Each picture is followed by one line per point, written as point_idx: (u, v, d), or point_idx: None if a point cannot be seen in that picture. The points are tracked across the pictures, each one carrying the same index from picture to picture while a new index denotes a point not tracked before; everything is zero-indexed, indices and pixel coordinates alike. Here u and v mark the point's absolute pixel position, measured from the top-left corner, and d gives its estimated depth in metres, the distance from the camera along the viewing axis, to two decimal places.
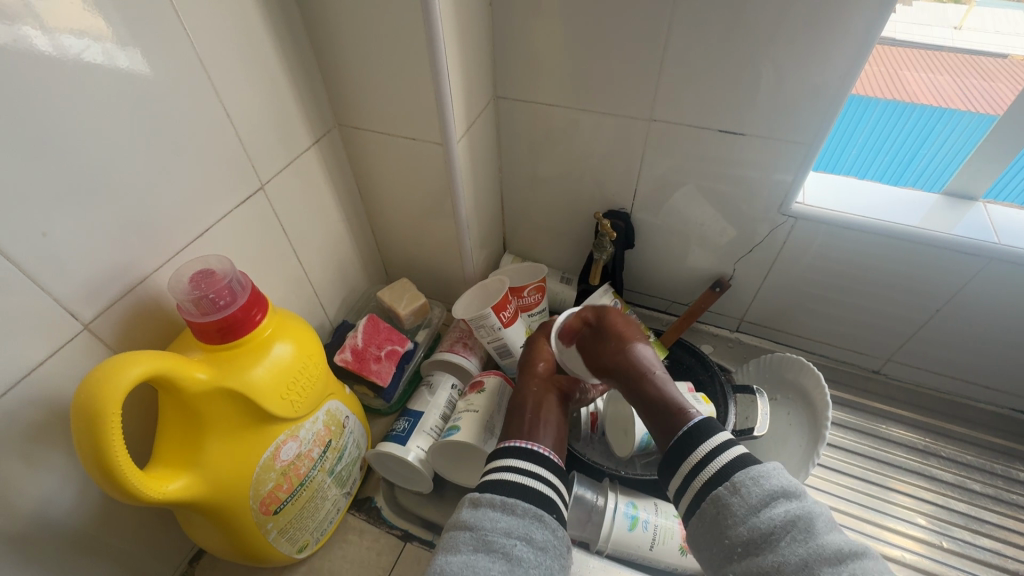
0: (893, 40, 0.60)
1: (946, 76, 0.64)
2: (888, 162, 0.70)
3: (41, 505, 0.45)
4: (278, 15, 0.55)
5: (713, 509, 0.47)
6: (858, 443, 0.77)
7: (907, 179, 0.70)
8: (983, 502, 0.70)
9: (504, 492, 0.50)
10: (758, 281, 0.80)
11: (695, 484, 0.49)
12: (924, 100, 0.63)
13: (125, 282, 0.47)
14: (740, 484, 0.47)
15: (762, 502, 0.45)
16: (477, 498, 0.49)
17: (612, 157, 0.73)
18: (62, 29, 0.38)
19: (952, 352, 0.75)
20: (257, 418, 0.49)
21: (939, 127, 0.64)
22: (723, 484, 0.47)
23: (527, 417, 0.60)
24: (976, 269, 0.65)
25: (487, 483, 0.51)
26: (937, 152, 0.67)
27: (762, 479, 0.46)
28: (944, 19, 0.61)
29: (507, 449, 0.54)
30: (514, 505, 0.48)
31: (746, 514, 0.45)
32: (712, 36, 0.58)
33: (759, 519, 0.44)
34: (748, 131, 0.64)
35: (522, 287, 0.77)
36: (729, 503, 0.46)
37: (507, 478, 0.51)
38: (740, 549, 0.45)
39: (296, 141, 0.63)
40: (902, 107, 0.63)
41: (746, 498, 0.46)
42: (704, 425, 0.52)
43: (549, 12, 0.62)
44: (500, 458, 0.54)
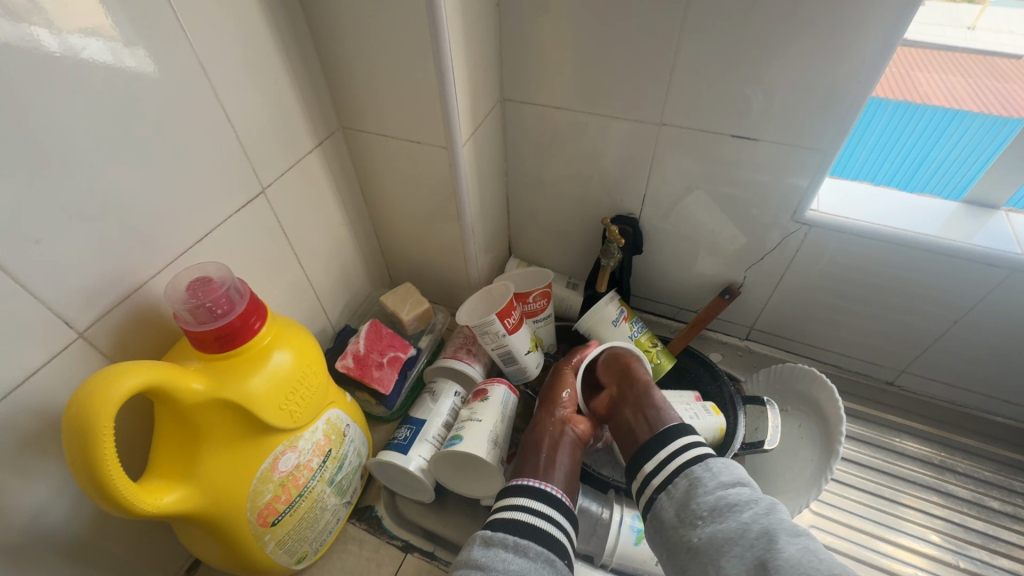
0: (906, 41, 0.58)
1: (959, 77, 0.62)
2: (898, 164, 0.67)
3: (35, 516, 0.44)
4: (280, 15, 0.54)
5: (684, 486, 0.54)
6: (870, 457, 0.75)
7: (917, 182, 0.68)
8: (1001, 520, 0.68)
9: (517, 533, 0.50)
10: (770, 289, 0.78)
11: (666, 467, 0.56)
12: (936, 102, 0.60)
13: (122, 289, 0.46)
14: (712, 468, 0.54)
15: (730, 483, 0.52)
16: (489, 536, 0.50)
17: (621, 161, 0.72)
18: (71, 29, 0.37)
19: (969, 365, 0.73)
20: (255, 428, 0.48)
21: (951, 129, 0.62)
22: (696, 466, 0.55)
23: (543, 456, 0.61)
24: (998, 280, 0.63)
25: (500, 522, 0.52)
26: (948, 154, 0.65)
27: (729, 467, 0.54)
28: (957, 20, 0.59)
29: (518, 487, 0.55)
30: (526, 548, 0.49)
31: (713, 488, 0.52)
32: (726, 39, 0.56)
33: (727, 492, 0.51)
34: (762, 136, 0.62)
35: (527, 293, 0.76)
36: (700, 480, 0.53)
37: (519, 519, 0.52)
38: (704, 515, 0.50)
39: (299, 144, 0.61)
40: (914, 109, 0.61)
41: (716, 478, 0.53)
42: (675, 429, 0.59)
43: (558, 13, 0.60)
44: (512, 497, 0.55)
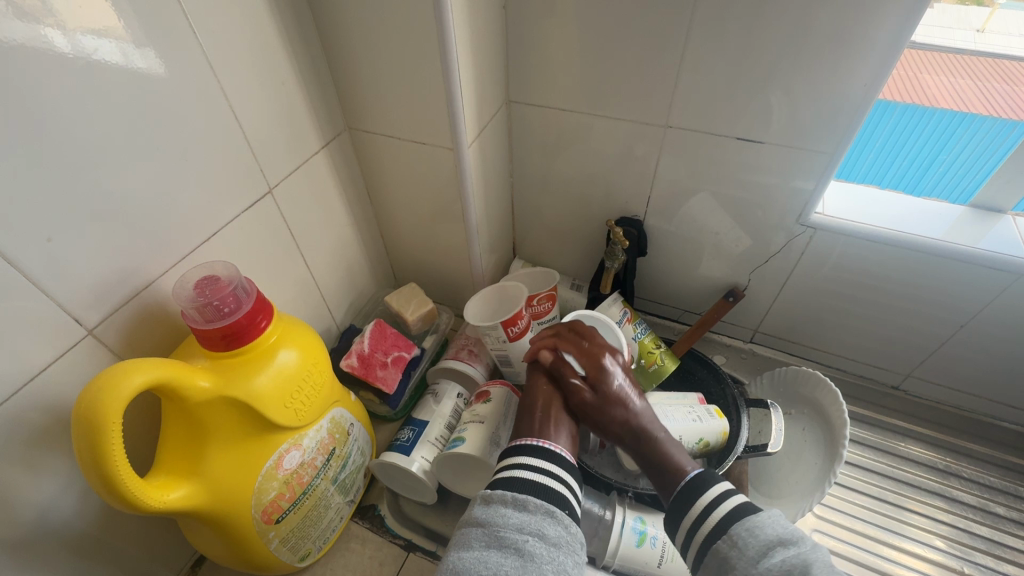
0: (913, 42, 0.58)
1: (968, 80, 0.61)
2: (906, 166, 0.67)
3: (43, 511, 0.44)
4: (289, 17, 0.54)
5: (715, 562, 0.46)
6: (875, 461, 0.75)
7: (925, 184, 0.67)
8: (1006, 527, 0.68)
9: (516, 489, 0.49)
10: (774, 292, 0.78)
11: (698, 536, 0.48)
12: (943, 104, 0.59)
13: (130, 287, 0.46)
14: (737, 536, 0.45)
15: (762, 553, 0.43)
16: (489, 496, 0.49)
17: (626, 163, 0.72)
18: (79, 30, 0.38)
19: (976, 370, 0.73)
20: (260, 427, 0.48)
21: (959, 131, 0.61)
22: (722, 538, 0.46)
23: (537, 416, 0.58)
24: (1005, 284, 0.62)
25: (499, 480, 0.50)
26: (957, 156, 0.64)
27: (757, 528, 0.45)
28: (967, 23, 0.59)
29: (520, 447, 0.53)
30: (525, 501, 0.47)
31: (746, 566, 0.43)
32: (733, 42, 0.56)
33: (759, 569, 0.42)
34: (767, 139, 0.62)
35: (531, 296, 0.75)
36: (728, 554, 0.45)
37: (518, 476, 0.50)
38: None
39: (306, 144, 0.62)
40: (922, 111, 0.60)
41: (745, 550, 0.44)
42: (703, 477, 0.51)
43: (564, 16, 0.61)
44: (513, 455, 0.53)
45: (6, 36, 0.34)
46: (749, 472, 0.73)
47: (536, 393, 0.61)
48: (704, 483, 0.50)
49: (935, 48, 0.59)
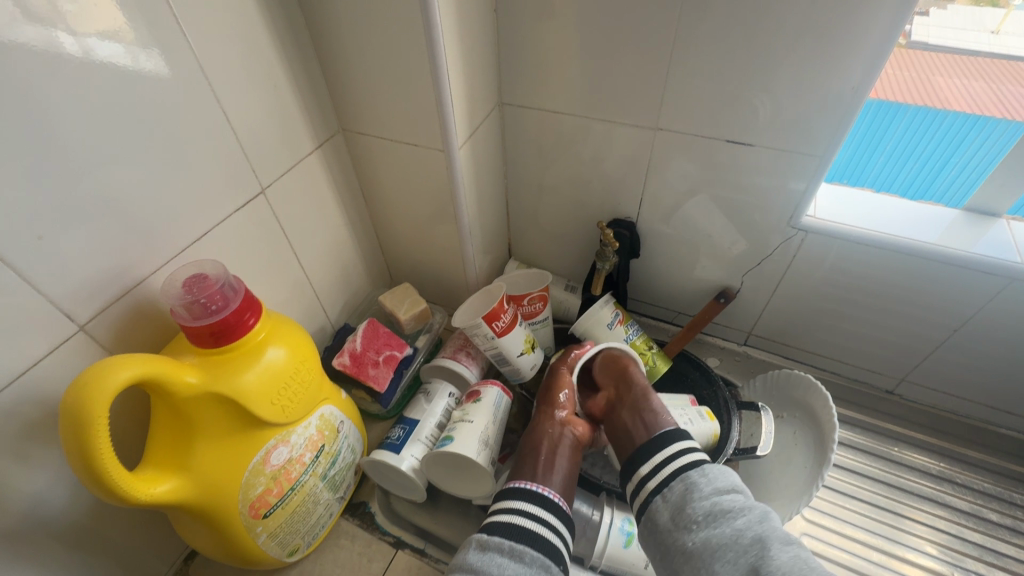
0: (924, 44, 0.58)
1: (982, 83, 0.60)
2: (918, 170, 0.66)
3: (35, 503, 0.45)
4: (282, 20, 0.56)
5: (679, 489, 0.53)
6: (868, 466, 0.74)
7: (938, 187, 0.66)
8: (999, 533, 0.67)
9: (514, 537, 0.50)
10: (767, 294, 0.78)
11: (664, 469, 0.55)
12: (956, 107, 0.58)
13: (122, 284, 0.47)
14: (709, 474, 0.53)
15: (723, 490, 0.51)
16: (485, 541, 0.50)
17: (618, 165, 0.72)
18: (89, 32, 0.40)
19: (970, 374, 0.72)
20: (247, 422, 0.49)
21: (972, 134, 0.59)
22: (693, 471, 0.54)
23: (541, 457, 0.60)
24: (997, 289, 0.62)
25: (496, 525, 0.51)
26: (970, 159, 0.62)
27: (723, 473, 0.54)
28: (980, 24, 0.59)
29: (515, 489, 0.55)
30: (523, 553, 0.49)
31: (709, 493, 0.51)
32: (721, 44, 0.56)
33: (721, 499, 0.51)
34: (756, 142, 0.62)
35: (523, 295, 0.77)
36: (697, 485, 0.53)
37: (514, 521, 0.52)
38: (700, 519, 0.50)
39: (299, 145, 0.63)
40: (933, 114, 0.59)
41: (711, 483, 0.52)
42: (674, 432, 0.59)
43: (554, 19, 0.61)
44: (506, 500, 0.54)
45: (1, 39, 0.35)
46: (739, 475, 0.72)
47: (545, 433, 0.63)
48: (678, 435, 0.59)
49: (948, 48, 0.59)
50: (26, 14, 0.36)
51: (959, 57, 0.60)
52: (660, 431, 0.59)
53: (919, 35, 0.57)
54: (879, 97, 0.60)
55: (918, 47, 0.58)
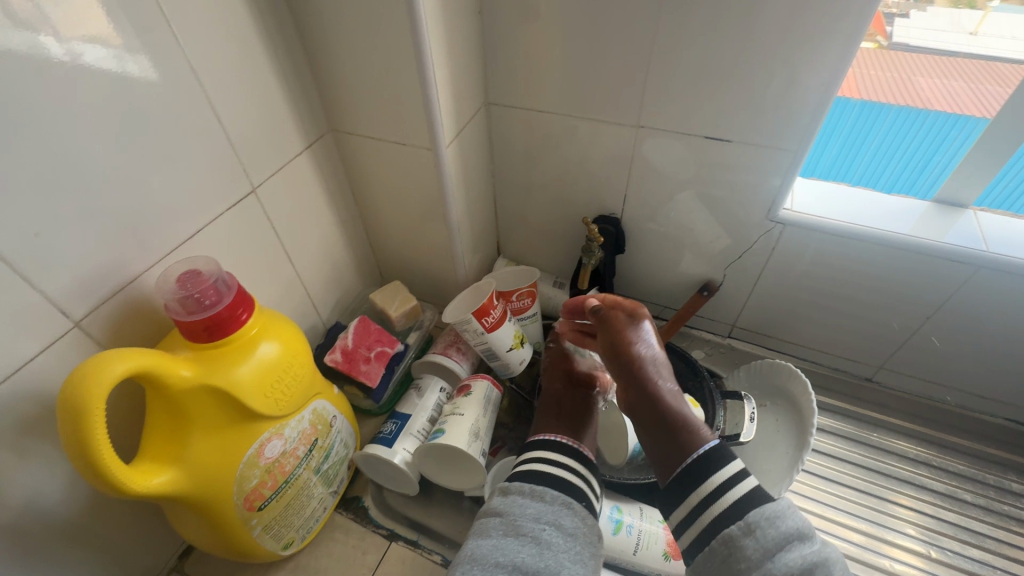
0: (905, 46, 0.61)
1: (960, 83, 0.61)
2: (899, 171, 0.69)
3: (31, 497, 0.46)
4: (270, 23, 0.57)
5: (723, 549, 0.42)
6: (849, 451, 0.77)
7: (918, 189, 0.69)
8: (974, 513, 0.70)
9: (534, 480, 0.50)
10: (749, 287, 0.80)
11: (704, 517, 0.44)
12: (937, 107, 0.61)
13: (116, 281, 0.48)
14: (755, 525, 0.41)
15: (779, 547, 0.40)
16: (508, 486, 0.50)
17: (602, 162, 0.74)
18: (75, 37, 0.40)
19: (943, 361, 0.75)
20: (241, 415, 0.50)
21: (953, 133, 0.62)
22: (737, 524, 0.42)
23: (557, 412, 0.61)
24: (965, 277, 0.65)
25: (520, 472, 0.52)
26: (949, 159, 0.65)
27: (777, 518, 0.41)
28: (960, 25, 0.61)
29: (542, 441, 0.55)
30: (543, 493, 0.49)
31: (760, 559, 0.40)
32: (699, 45, 0.59)
33: (775, 565, 0.39)
34: (734, 138, 0.64)
35: (512, 292, 0.79)
36: (742, 544, 0.41)
37: (538, 467, 0.52)
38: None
39: (289, 145, 0.64)
40: (915, 114, 0.62)
41: (762, 541, 0.41)
42: (709, 454, 0.46)
43: (537, 21, 0.63)
44: (532, 450, 0.55)
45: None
46: None
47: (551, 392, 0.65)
48: (713, 460, 0.46)
49: (928, 49, 0.61)
50: (12, 20, 0.36)
51: (940, 59, 0.62)
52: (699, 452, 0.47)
53: (901, 37, 0.60)
54: (860, 96, 0.63)
55: (900, 48, 0.61)
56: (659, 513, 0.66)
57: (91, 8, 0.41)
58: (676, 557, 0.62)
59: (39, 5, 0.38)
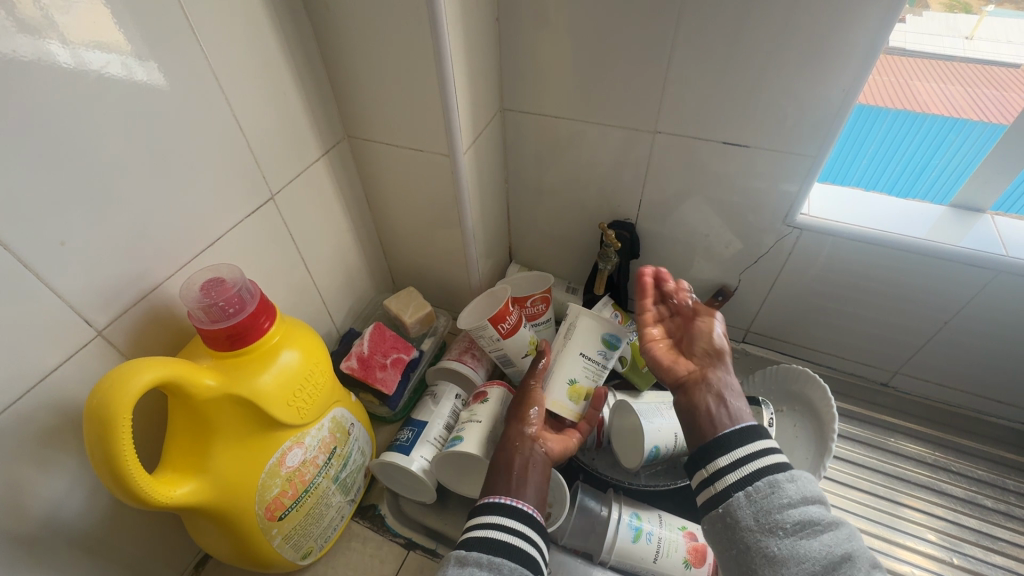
0: (902, 51, 0.59)
1: (959, 86, 0.63)
2: (899, 172, 0.69)
3: (52, 508, 0.46)
4: (290, 30, 0.57)
5: (765, 488, 0.45)
6: (866, 456, 0.76)
7: (918, 191, 0.69)
8: (995, 518, 0.69)
9: (491, 550, 0.47)
10: (764, 292, 0.80)
11: (750, 463, 0.47)
12: (935, 111, 0.62)
13: (138, 289, 0.48)
14: (796, 476, 0.46)
15: (811, 497, 0.45)
16: (463, 555, 0.47)
17: (617, 168, 0.74)
18: (83, 43, 0.39)
19: (961, 365, 0.75)
20: (263, 424, 0.50)
21: (951, 138, 0.63)
22: (781, 473, 0.46)
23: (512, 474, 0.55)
24: (984, 282, 0.64)
25: (473, 539, 0.48)
26: (948, 161, 0.66)
27: (798, 480, 0.46)
28: (957, 30, 0.61)
29: (489, 504, 0.51)
30: (501, 565, 0.46)
31: (784, 505, 0.44)
32: (717, 53, 0.59)
33: (810, 509, 0.44)
34: (752, 144, 0.64)
35: (526, 297, 0.78)
36: (784, 487, 0.45)
37: (491, 535, 0.48)
38: (775, 532, 0.43)
39: (306, 152, 0.64)
40: (914, 118, 0.63)
41: (800, 488, 0.45)
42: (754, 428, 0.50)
43: (554, 26, 0.63)
44: (485, 513, 0.50)
45: (8, 50, 0.35)
46: None
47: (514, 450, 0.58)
48: (755, 433, 0.49)
49: (926, 54, 0.60)
50: (20, 26, 0.35)
51: (937, 62, 0.61)
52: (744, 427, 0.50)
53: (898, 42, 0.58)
54: (863, 103, 0.63)
55: (897, 54, 0.59)
56: (678, 520, 0.65)
57: (103, 17, 0.40)
58: (697, 564, 0.62)
59: (48, 12, 0.37)
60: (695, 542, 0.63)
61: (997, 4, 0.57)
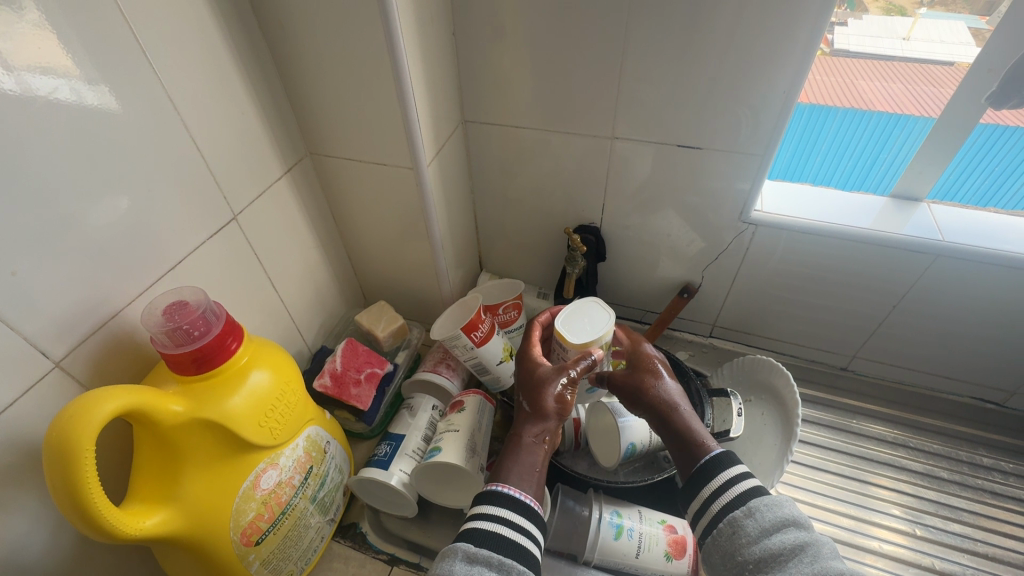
0: (845, 52, 0.64)
1: (900, 84, 0.66)
2: (852, 167, 0.72)
3: (12, 551, 0.44)
4: (244, 49, 0.57)
5: (727, 530, 0.47)
6: (831, 439, 0.80)
7: (870, 185, 0.73)
8: (951, 489, 0.73)
9: (502, 549, 0.44)
10: (726, 287, 0.83)
11: (712, 507, 0.48)
12: (880, 108, 0.66)
13: (97, 317, 0.47)
14: (755, 509, 0.46)
15: (776, 528, 0.45)
16: (474, 551, 0.43)
17: (580, 174, 0.76)
18: (28, 67, 0.38)
19: (910, 346, 0.79)
20: (234, 447, 0.49)
21: (896, 132, 0.67)
22: (740, 509, 0.47)
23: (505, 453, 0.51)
24: (926, 265, 0.68)
25: (481, 532, 0.45)
26: (895, 155, 0.70)
27: (775, 505, 0.46)
28: (894, 31, 0.65)
29: (494, 494, 0.47)
30: (511, 567, 0.43)
31: (758, 535, 0.45)
32: (666, 60, 0.61)
33: (772, 541, 0.44)
34: (705, 145, 0.67)
35: (498, 305, 0.80)
36: (743, 524, 0.46)
37: (503, 530, 0.45)
38: (751, 566, 0.44)
39: (268, 171, 0.63)
40: (861, 114, 0.66)
41: (760, 522, 0.46)
42: (720, 457, 0.51)
43: (510, 39, 0.65)
44: (491, 507, 0.46)
45: None
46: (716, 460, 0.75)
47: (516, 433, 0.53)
48: (725, 461, 0.50)
49: (866, 54, 0.64)
50: None
51: (878, 63, 0.66)
52: (708, 458, 0.51)
53: (840, 44, 0.63)
54: (810, 101, 0.67)
55: (841, 54, 0.64)
56: (658, 515, 0.66)
57: (49, 41, 0.39)
58: (678, 557, 0.63)
59: None
60: (675, 535, 0.64)
61: (929, 6, 0.61)
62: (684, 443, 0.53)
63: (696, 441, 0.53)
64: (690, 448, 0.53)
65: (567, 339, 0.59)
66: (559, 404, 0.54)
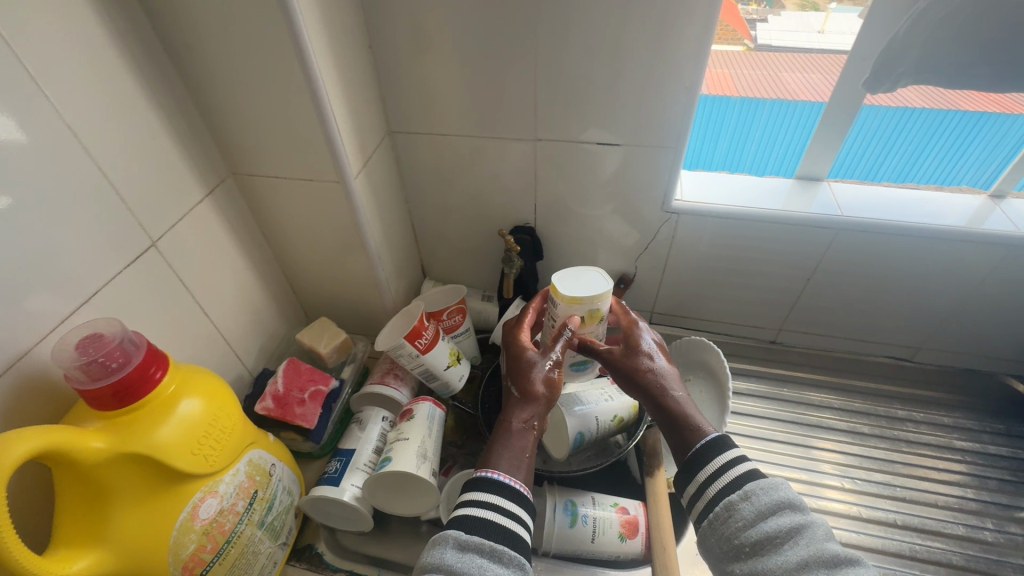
0: (767, 46, 0.73)
1: (818, 74, 0.70)
2: (781, 154, 0.78)
3: None
4: (151, 71, 0.55)
5: (723, 514, 0.47)
6: (766, 408, 0.85)
7: (786, 170, 0.79)
8: (873, 441, 0.79)
9: (492, 535, 0.44)
10: (659, 274, 0.87)
11: (708, 491, 0.49)
12: (802, 98, 0.71)
13: (4, 360, 0.45)
14: (752, 492, 0.47)
15: (771, 511, 0.46)
16: (465, 539, 0.44)
17: (510, 176, 0.78)
18: None
19: (827, 314, 0.86)
20: (168, 479, 0.47)
21: (817, 120, 0.72)
22: (735, 493, 0.48)
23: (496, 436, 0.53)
24: (830, 239, 0.74)
25: (473, 520, 0.45)
26: None
27: (770, 488, 0.47)
28: (811, 26, 0.70)
29: (486, 480, 0.48)
30: (501, 553, 0.43)
31: (754, 518, 0.46)
32: (577, 63, 0.64)
33: (768, 525, 0.45)
34: (622, 141, 0.71)
35: (442, 311, 0.80)
36: (739, 508, 0.47)
37: (493, 517, 0.45)
38: (748, 549, 0.45)
39: (188, 194, 0.62)
40: (788, 104, 0.72)
41: (756, 505, 0.46)
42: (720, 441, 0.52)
43: (427, 49, 0.66)
44: (483, 494, 0.47)
45: None
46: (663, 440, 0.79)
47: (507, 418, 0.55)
48: (721, 445, 0.51)
49: (786, 48, 0.72)
50: None
51: (800, 55, 0.71)
52: (703, 442, 0.52)
53: (764, 39, 0.72)
54: (739, 93, 0.71)
55: (764, 48, 0.73)
56: (610, 498, 0.69)
57: None
58: (631, 536, 0.66)
59: None
60: (627, 515, 0.67)
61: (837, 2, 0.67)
62: (677, 426, 0.55)
63: (690, 424, 0.54)
64: (683, 432, 0.54)
65: (557, 291, 0.60)
66: (548, 387, 0.57)
